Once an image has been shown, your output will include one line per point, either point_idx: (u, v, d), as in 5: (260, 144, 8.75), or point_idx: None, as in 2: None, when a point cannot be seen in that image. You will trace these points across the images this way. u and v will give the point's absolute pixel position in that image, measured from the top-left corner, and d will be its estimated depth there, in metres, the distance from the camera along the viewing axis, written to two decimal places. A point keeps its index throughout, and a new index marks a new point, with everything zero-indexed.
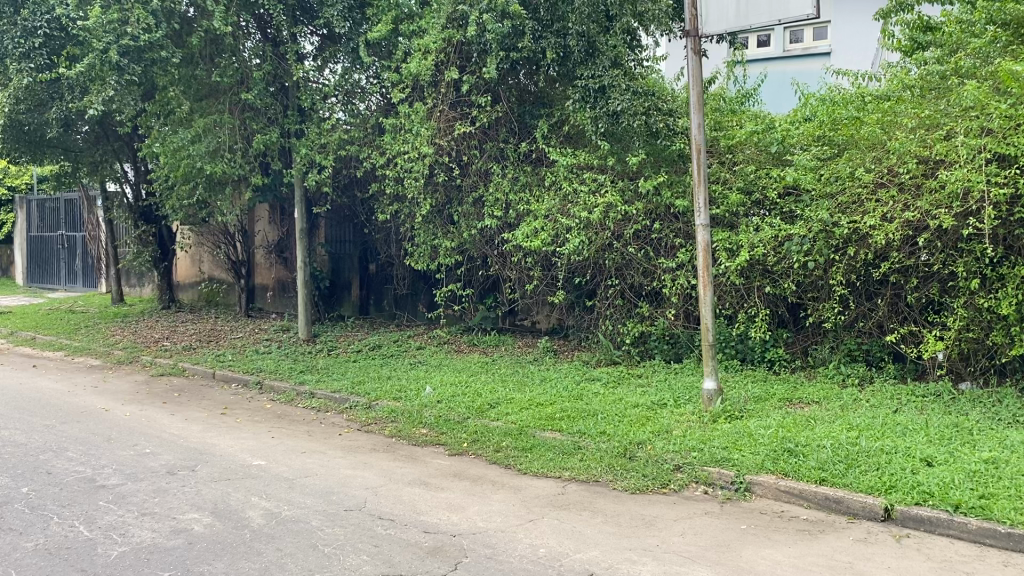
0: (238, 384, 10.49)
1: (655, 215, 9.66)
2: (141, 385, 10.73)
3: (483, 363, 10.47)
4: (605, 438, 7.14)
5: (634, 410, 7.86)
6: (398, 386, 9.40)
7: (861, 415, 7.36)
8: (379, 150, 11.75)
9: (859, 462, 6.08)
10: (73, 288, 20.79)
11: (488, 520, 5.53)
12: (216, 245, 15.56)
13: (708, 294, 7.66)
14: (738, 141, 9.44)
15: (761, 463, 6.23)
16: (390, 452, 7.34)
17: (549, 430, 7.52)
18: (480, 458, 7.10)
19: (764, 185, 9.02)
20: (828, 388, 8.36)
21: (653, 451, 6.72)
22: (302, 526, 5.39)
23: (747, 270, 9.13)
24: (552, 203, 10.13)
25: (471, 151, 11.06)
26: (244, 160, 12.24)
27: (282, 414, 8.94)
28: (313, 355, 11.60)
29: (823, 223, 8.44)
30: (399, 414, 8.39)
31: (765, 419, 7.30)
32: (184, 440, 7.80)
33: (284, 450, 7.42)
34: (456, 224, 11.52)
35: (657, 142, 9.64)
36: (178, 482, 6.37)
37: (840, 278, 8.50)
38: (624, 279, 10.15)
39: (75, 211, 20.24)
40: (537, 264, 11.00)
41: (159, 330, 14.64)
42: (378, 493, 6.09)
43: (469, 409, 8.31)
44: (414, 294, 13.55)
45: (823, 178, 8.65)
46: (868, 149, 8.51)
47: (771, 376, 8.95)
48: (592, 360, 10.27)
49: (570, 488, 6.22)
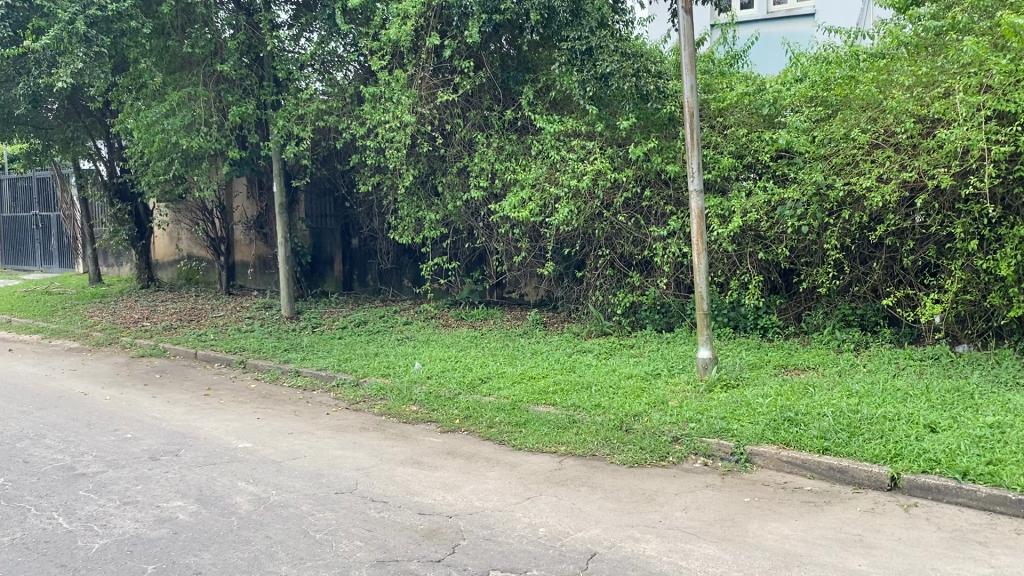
0: (221, 364, 10.24)
1: (645, 182, 9.46)
2: (120, 367, 10.45)
3: (472, 337, 10.27)
4: (600, 411, 6.95)
5: (628, 381, 7.71)
6: (386, 362, 9.18)
7: (860, 381, 7.24)
8: (359, 120, 11.40)
9: (862, 430, 5.94)
10: (50, 269, 20.36)
11: (485, 499, 5.35)
12: (194, 222, 15.23)
13: (702, 261, 7.47)
14: (728, 103, 9.21)
15: (761, 433, 6.08)
16: (380, 431, 7.14)
17: (543, 404, 7.34)
18: (473, 434, 6.92)
19: (756, 149, 8.82)
20: (824, 354, 8.23)
21: (650, 423, 6.54)
22: (291, 512, 5.19)
23: (739, 236, 8.96)
24: (539, 172, 9.87)
25: (454, 119, 10.77)
26: (220, 134, 11.87)
27: (267, 394, 8.71)
28: (297, 332, 11.36)
29: (816, 186, 8.26)
30: (389, 391, 8.19)
31: (763, 388, 7.15)
32: (166, 423, 7.56)
33: (270, 431, 7.20)
34: (440, 196, 11.28)
35: (647, 105, 9.34)
36: (160, 468, 6.15)
37: (835, 242, 8.34)
38: (613, 249, 9.96)
39: (47, 190, 19.73)
40: (525, 236, 10.80)
41: (138, 310, 14.32)
42: (370, 474, 5.90)
43: (459, 385, 8.11)
44: (399, 268, 13.31)
45: (816, 140, 8.46)
46: (863, 109, 8.31)
47: (765, 343, 8.80)
48: (582, 331, 10.07)
49: (567, 463, 6.05)
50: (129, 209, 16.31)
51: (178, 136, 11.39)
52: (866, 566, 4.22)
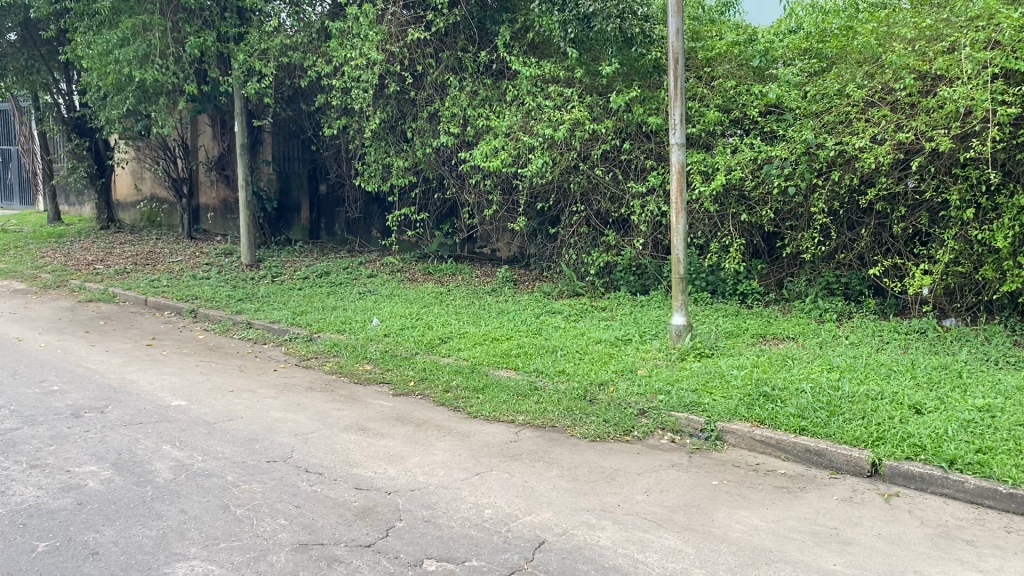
0: (171, 313, 9.68)
1: (624, 134, 8.89)
2: (64, 312, 9.86)
3: (438, 293, 9.75)
4: (564, 378, 6.49)
5: (596, 346, 7.24)
6: (344, 317, 8.65)
7: (841, 354, 6.81)
8: (326, 57, 10.70)
9: (843, 409, 5.51)
10: (10, 206, 19.56)
11: (430, 473, 4.88)
12: (154, 161, 14.45)
13: (680, 221, 6.95)
14: (718, 52, 8.62)
15: (734, 409, 5.63)
16: (328, 391, 6.65)
17: (504, 368, 6.87)
18: (426, 398, 6.44)
19: (745, 102, 8.28)
20: (805, 324, 7.79)
21: (615, 394, 6.08)
22: (214, 483, 4.70)
23: (721, 196, 8.46)
24: (513, 119, 9.26)
25: (426, 59, 10.15)
26: (179, 68, 11.14)
27: (214, 347, 8.18)
28: (254, 282, 10.78)
29: (806, 145, 7.74)
30: (342, 348, 7.69)
31: (738, 358, 6.71)
32: (99, 375, 7.02)
33: (209, 389, 6.69)
34: (410, 142, 10.72)
35: (631, 50, 8.74)
36: (80, 427, 5.63)
37: (822, 205, 7.84)
38: (589, 206, 9.43)
39: (4, 122, 18.81)
40: (497, 187, 10.26)
41: (93, 252, 13.66)
42: (308, 441, 5.41)
43: (418, 344, 7.61)
44: (367, 218, 12.72)
45: (808, 96, 7.94)
46: (860, 64, 7.78)
47: (743, 310, 8.34)
48: (553, 291, 9.55)
49: (524, 435, 5.58)
50: (87, 145, 15.55)
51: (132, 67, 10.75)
52: (841, 567, 3.80)
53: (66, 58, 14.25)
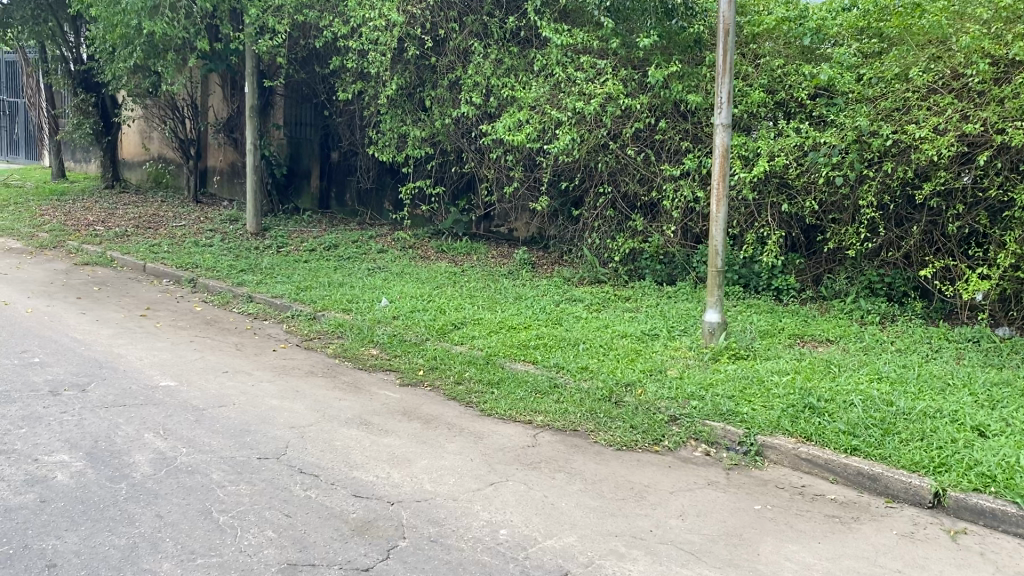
0: (168, 281, 9.18)
1: (659, 112, 8.29)
2: (57, 274, 9.37)
3: (451, 273, 9.21)
4: (587, 375, 5.92)
5: (621, 341, 6.68)
6: (350, 295, 8.11)
7: (888, 363, 6.25)
8: (343, 16, 10.09)
9: (898, 428, 4.96)
10: (15, 160, 19.04)
11: (438, 481, 4.36)
12: (161, 120, 13.90)
13: (721, 210, 6.37)
14: (764, 28, 7.96)
15: (776, 421, 5.10)
16: (330, 378, 6.12)
17: (521, 361, 6.32)
18: (436, 391, 5.91)
19: (792, 84, 7.68)
20: (846, 326, 7.22)
21: (644, 397, 5.51)
22: (197, 482, 4.19)
23: (761, 184, 7.88)
24: (541, 91, 8.68)
25: (449, 23, 9.53)
26: (189, 21, 10.54)
27: (211, 321, 7.67)
28: (258, 252, 10.26)
29: (858, 132, 7.18)
30: (348, 329, 7.16)
31: (777, 363, 6.15)
32: (85, 348, 6.52)
33: (201, 368, 6.17)
34: (428, 112, 10.16)
35: (671, 22, 8.10)
36: (56, 408, 5.13)
37: (872, 199, 7.25)
38: (617, 187, 8.84)
39: (10, 73, 18.24)
40: (519, 164, 9.68)
41: (94, 212, 13.14)
42: (305, 436, 4.90)
43: (428, 330, 7.06)
44: (380, 188, 12.17)
45: (862, 80, 7.35)
46: (923, 48, 7.14)
47: (778, 308, 7.76)
48: (574, 277, 9.00)
49: (543, 439, 5.05)
50: (94, 100, 14.99)
51: (140, 19, 10.12)
52: None
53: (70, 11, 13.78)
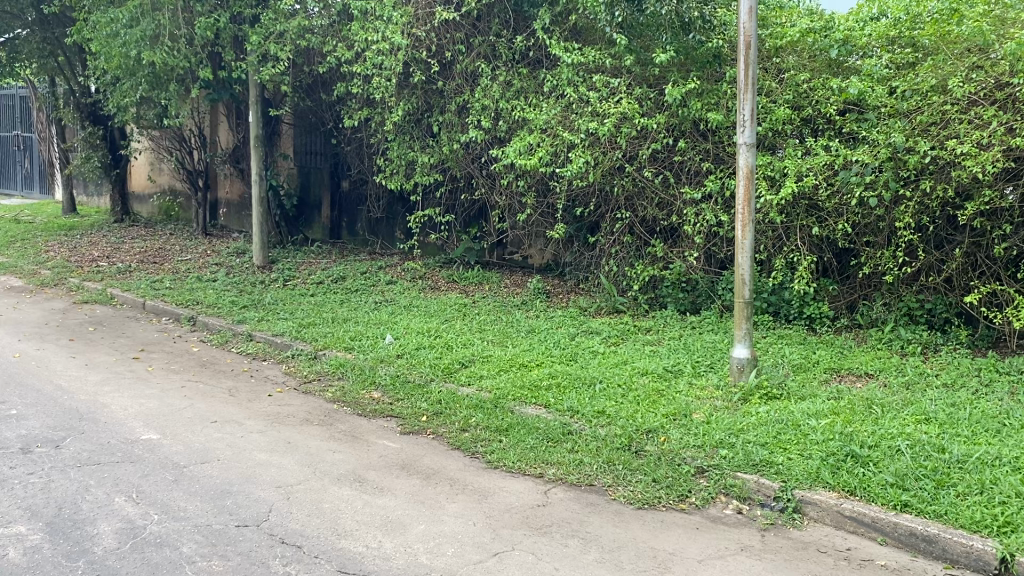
0: (168, 319, 8.81)
1: (677, 131, 7.83)
2: (54, 314, 9.03)
3: (461, 305, 8.77)
4: (604, 421, 5.40)
5: (641, 379, 6.18)
6: (353, 332, 7.66)
7: (934, 400, 5.70)
8: (346, 41, 9.70)
9: (954, 479, 4.41)
10: (30, 195, 18.93)
11: (436, 552, 3.87)
12: (168, 152, 13.63)
13: (747, 236, 5.86)
14: (788, 41, 7.48)
15: (815, 472, 4.58)
16: (326, 426, 5.66)
17: (533, 403, 5.81)
18: (439, 439, 5.44)
19: (819, 99, 7.17)
20: (886, 358, 6.68)
21: (667, 445, 4.99)
22: (163, 558, 3.73)
23: (788, 206, 7.38)
24: (551, 112, 8.24)
25: (455, 45, 9.19)
26: (190, 51, 10.16)
27: (207, 363, 7.25)
28: (263, 286, 9.88)
29: (892, 149, 6.69)
30: (349, 370, 6.72)
31: (813, 403, 5.62)
32: (67, 396, 6.12)
33: (188, 418, 5.74)
34: (436, 138, 9.77)
35: (687, 37, 7.62)
36: (24, 469, 4.72)
37: (910, 220, 6.74)
38: (634, 212, 8.35)
39: (23, 108, 18.14)
40: (531, 189, 9.24)
41: (100, 247, 12.86)
42: (291, 498, 4.43)
43: (433, 370, 6.56)
44: (390, 217, 11.78)
45: (895, 93, 6.85)
46: (963, 56, 6.63)
47: (811, 338, 7.24)
48: (591, 307, 8.51)
49: (555, 497, 4.55)
50: (102, 133, 14.75)
51: (140, 49, 9.85)
52: None
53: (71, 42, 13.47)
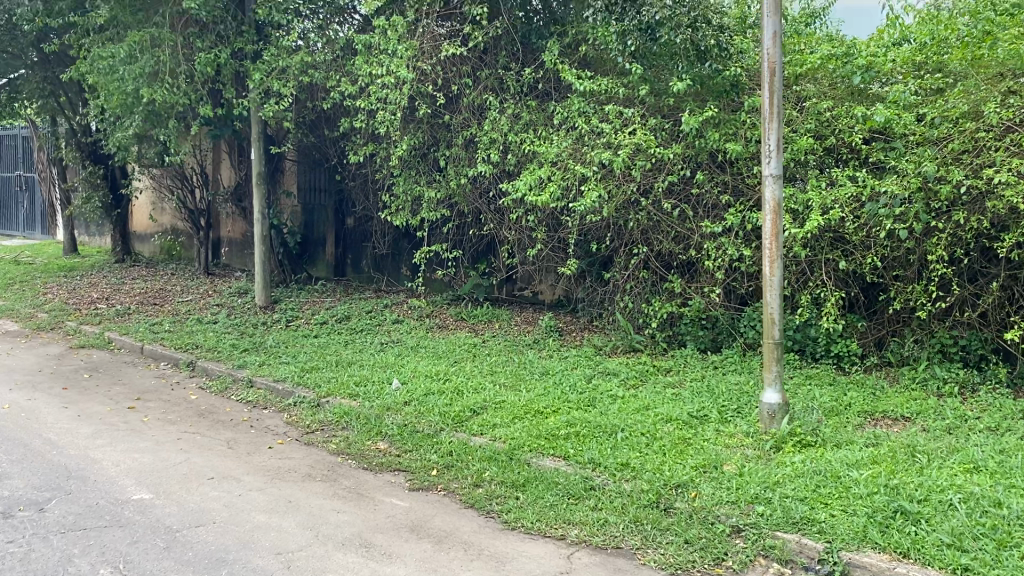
0: (166, 364, 8.48)
1: (693, 162, 7.54)
2: (48, 360, 8.71)
3: (471, 345, 8.42)
4: (628, 474, 5.03)
5: (665, 425, 5.80)
6: (358, 376, 7.31)
7: (980, 446, 5.31)
8: (349, 75, 9.46)
9: (1017, 539, 4.01)
10: (32, 235, 18.71)
11: None
12: (170, 190, 13.38)
13: (775, 273, 5.54)
14: (808, 68, 7.20)
15: (862, 531, 4.18)
16: (330, 482, 5.29)
17: (550, 454, 5.44)
18: (451, 496, 5.06)
19: (843, 128, 6.87)
20: (922, 400, 6.30)
21: (699, 502, 4.62)
22: None
23: (812, 239, 7.04)
24: (562, 145, 7.95)
25: (462, 78, 8.91)
26: (190, 88, 9.93)
27: (205, 412, 6.90)
28: (265, 327, 9.56)
29: (922, 179, 6.37)
30: (354, 418, 6.37)
31: (852, 451, 5.24)
32: (56, 452, 5.76)
33: (183, 475, 5.38)
34: (443, 172, 9.47)
35: (703, 66, 7.33)
36: (3, 537, 4.36)
37: (943, 252, 6.40)
38: (650, 247, 8.02)
39: (25, 148, 17.96)
40: (541, 224, 8.93)
41: (100, 288, 12.56)
42: (290, 567, 4.06)
43: (443, 418, 6.19)
44: (396, 254, 11.48)
45: (924, 120, 6.55)
46: (994, 81, 6.36)
47: (840, 379, 6.87)
48: (606, 346, 8.17)
49: (579, 563, 4.17)
50: (103, 172, 14.53)
51: (139, 86, 9.59)
52: None
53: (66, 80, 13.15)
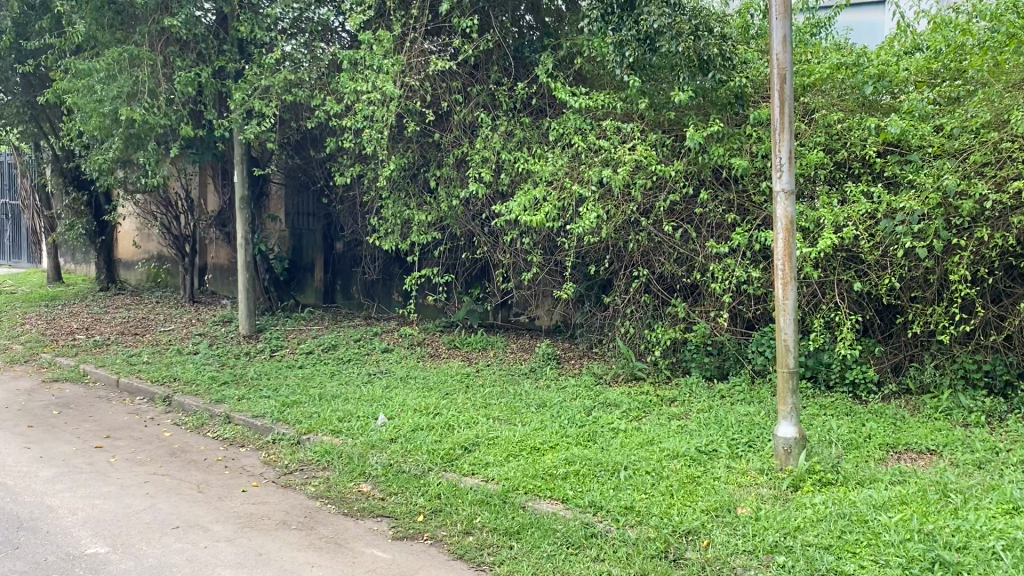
0: (141, 399, 8.01)
1: (696, 180, 7.14)
2: (17, 396, 8.23)
3: (463, 375, 7.96)
4: (633, 519, 4.56)
5: (672, 463, 5.34)
6: (342, 411, 6.85)
7: (1018, 483, 4.85)
8: (335, 94, 9.08)
9: None
10: (17, 264, 18.29)
11: None
12: (154, 216, 12.97)
13: (789, 296, 5.12)
14: (816, 78, 6.82)
15: None
16: (306, 530, 4.82)
17: (548, 496, 4.97)
18: (439, 545, 4.60)
19: (855, 141, 6.48)
20: (948, 431, 5.85)
21: (712, 552, 4.15)
22: None
23: (824, 259, 6.61)
24: (558, 162, 7.57)
25: (452, 94, 8.51)
26: (171, 109, 9.54)
27: (177, 451, 6.42)
28: (248, 358, 9.09)
29: (942, 194, 5.98)
30: (337, 457, 5.91)
31: (878, 490, 4.79)
32: (9, 499, 5.28)
33: (146, 524, 4.91)
34: (434, 194, 9.07)
35: (705, 76, 6.94)
36: None
37: (966, 272, 5.99)
38: (652, 269, 7.60)
39: (10, 175, 17.56)
40: (537, 247, 8.50)
41: (80, 318, 12.11)
42: None
43: (432, 457, 5.73)
44: (387, 279, 11.06)
45: (943, 131, 6.17)
46: (1017, 89, 6.02)
47: (857, 408, 6.42)
48: (607, 375, 7.72)
49: None
50: (86, 198, 14.14)
51: (116, 107, 9.21)
52: None
53: (43, 104, 12.65)
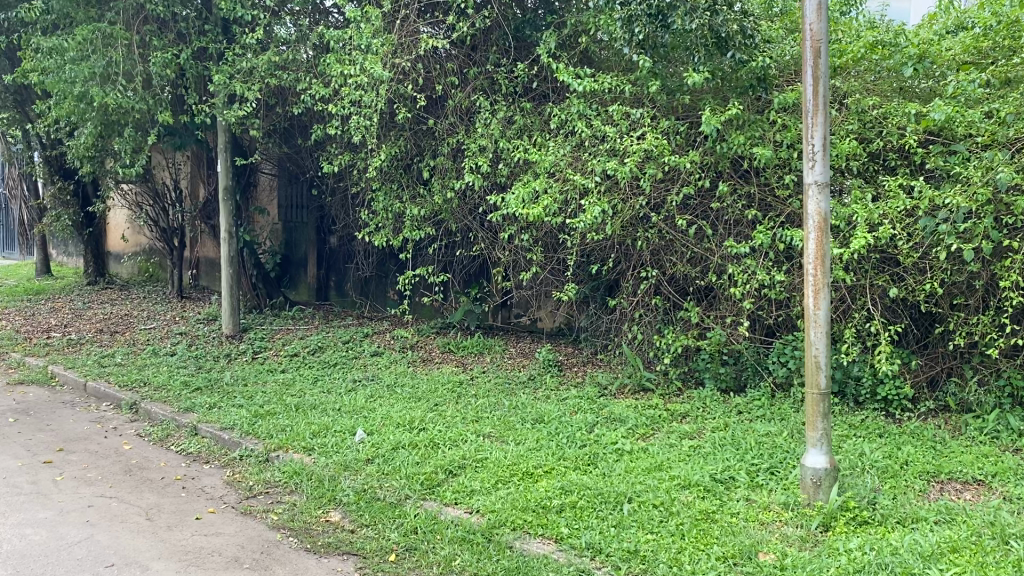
0: (106, 406, 7.39)
1: (713, 172, 6.46)
2: None
3: (456, 383, 7.31)
4: (637, 567, 3.88)
5: (683, 495, 4.66)
6: (318, 424, 6.21)
7: None
8: (322, 76, 8.43)
9: None
10: (9, 256, 17.87)
11: None
12: (140, 207, 12.37)
13: (821, 307, 4.42)
14: (849, 59, 6.12)
15: None
16: (258, 572, 4.17)
17: (539, 534, 4.31)
18: None
19: (892, 129, 5.79)
20: (997, 458, 5.15)
21: None
22: None
23: (856, 261, 5.91)
24: (560, 152, 6.90)
25: (447, 77, 7.87)
26: (147, 91, 8.91)
27: (133, 468, 5.79)
28: (227, 361, 8.46)
29: (993, 189, 5.28)
30: (306, 479, 5.27)
31: (926, 532, 4.09)
32: None
33: (76, 560, 4.27)
34: (427, 186, 8.42)
35: (723, 57, 6.31)
36: None
37: (1019, 277, 5.30)
38: (662, 270, 6.93)
39: None
40: (539, 244, 7.83)
41: (61, 314, 11.51)
42: None
43: (410, 482, 5.07)
44: (382, 276, 10.40)
45: (995, 117, 5.46)
46: None
47: (892, 427, 5.72)
48: (612, 385, 7.06)
49: None
50: (73, 188, 13.56)
51: (89, 90, 8.59)
52: None
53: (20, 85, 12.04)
